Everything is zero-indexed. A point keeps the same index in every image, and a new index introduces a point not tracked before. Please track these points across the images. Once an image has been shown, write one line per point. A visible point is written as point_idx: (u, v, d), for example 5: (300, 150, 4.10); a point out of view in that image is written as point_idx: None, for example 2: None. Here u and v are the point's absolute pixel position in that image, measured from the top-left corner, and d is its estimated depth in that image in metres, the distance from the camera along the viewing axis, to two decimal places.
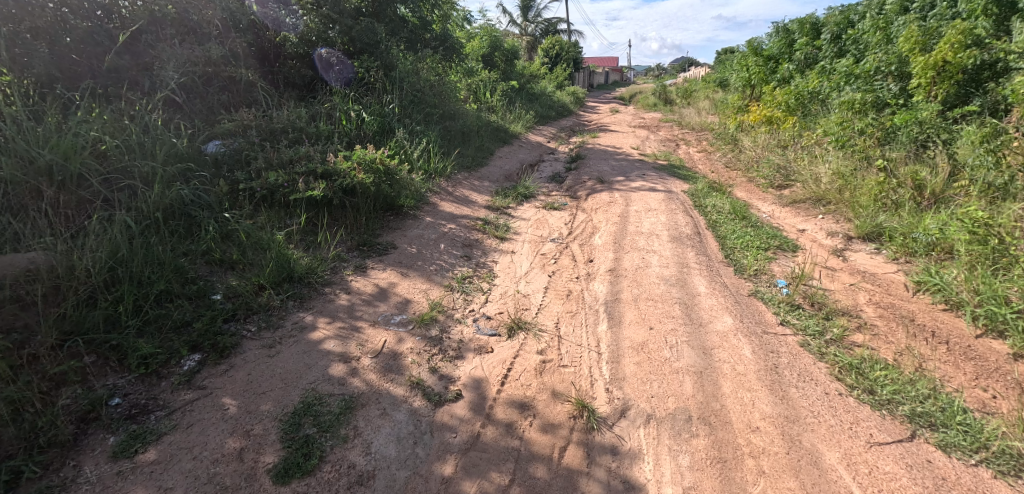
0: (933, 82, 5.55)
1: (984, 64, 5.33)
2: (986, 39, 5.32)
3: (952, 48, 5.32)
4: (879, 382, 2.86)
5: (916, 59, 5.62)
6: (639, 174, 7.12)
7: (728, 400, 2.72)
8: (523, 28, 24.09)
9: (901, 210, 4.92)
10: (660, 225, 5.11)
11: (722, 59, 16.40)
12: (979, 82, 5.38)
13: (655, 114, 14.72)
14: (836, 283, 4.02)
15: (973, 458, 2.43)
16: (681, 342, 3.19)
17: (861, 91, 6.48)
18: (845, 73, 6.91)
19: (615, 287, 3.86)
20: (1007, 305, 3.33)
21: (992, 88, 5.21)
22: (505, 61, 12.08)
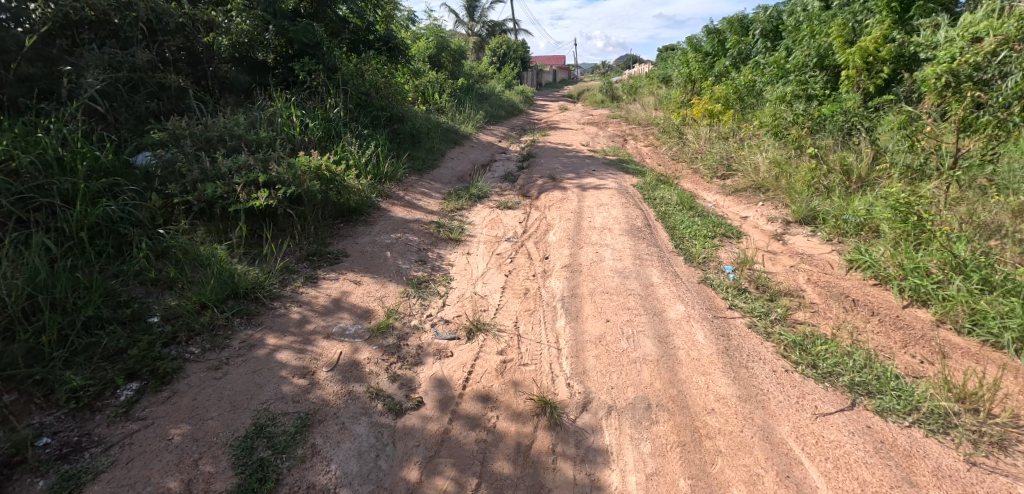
0: (858, 75, 5.98)
1: (899, 57, 5.83)
2: (901, 37, 5.80)
3: (875, 43, 5.76)
4: (821, 357, 3.02)
5: (842, 53, 6.04)
6: (590, 170, 7.24)
7: (684, 385, 2.81)
8: (470, 28, 23.85)
9: (833, 194, 5.23)
10: (613, 219, 5.22)
11: (665, 56, 16.94)
12: (896, 73, 5.88)
13: (603, 111, 15.02)
14: (778, 266, 4.23)
15: (906, 419, 2.60)
16: (638, 332, 3.27)
17: (792, 83, 6.85)
18: (778, 68, 7.34)
19: (571, 282, 3.91)
20: (928, 277, 3.58)
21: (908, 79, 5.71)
22: (453, 61, 11.97)
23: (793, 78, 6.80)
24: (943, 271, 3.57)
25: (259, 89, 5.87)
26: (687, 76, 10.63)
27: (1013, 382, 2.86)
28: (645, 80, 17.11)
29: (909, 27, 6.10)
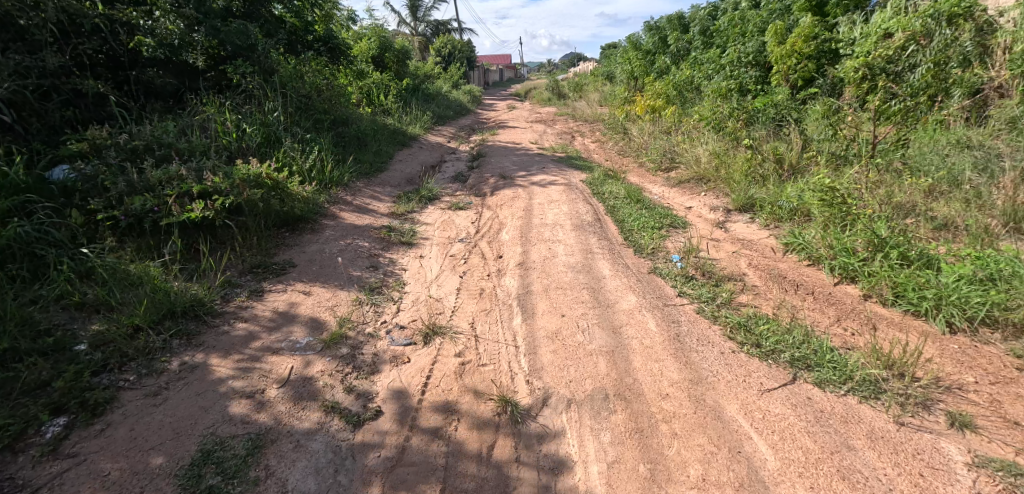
0: (786, 70, 6.33)
1: (822, 53, 6.24)
2: (823, 32, 6.23)
3: (801, 40, 6.15)
4: (764, 336, 3.19)
5: (772, 49, 6.38)
6: (540, 168, 7.31)
7: (639, 373, 2.90)
8: (414, 27, 23.50)
9: (768, 182, 5.51)
10: (563, 215, 5.30)
11: (608, 53, 17.35)
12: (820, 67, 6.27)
13: (551, 109, 15.16)
14: (721, 253, 4.43)
15: (842, 388, 2.79)
16: (592, 324, 3.34)
17: (727, 78, 7.18)
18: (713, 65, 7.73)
19: (525, 280, 3.94)
20: (855, 255, 3.84)
21: (830, 72, 6.14)
22: (398, 61, 11.77)
23: (727, 73, 7.12)
24: (867, 249, 3.83)
25: (188, 93, 5.59)
26: (630, 74, 10.91)
27: (933, 347, 3.11)
28: (591, 77, 17.40)
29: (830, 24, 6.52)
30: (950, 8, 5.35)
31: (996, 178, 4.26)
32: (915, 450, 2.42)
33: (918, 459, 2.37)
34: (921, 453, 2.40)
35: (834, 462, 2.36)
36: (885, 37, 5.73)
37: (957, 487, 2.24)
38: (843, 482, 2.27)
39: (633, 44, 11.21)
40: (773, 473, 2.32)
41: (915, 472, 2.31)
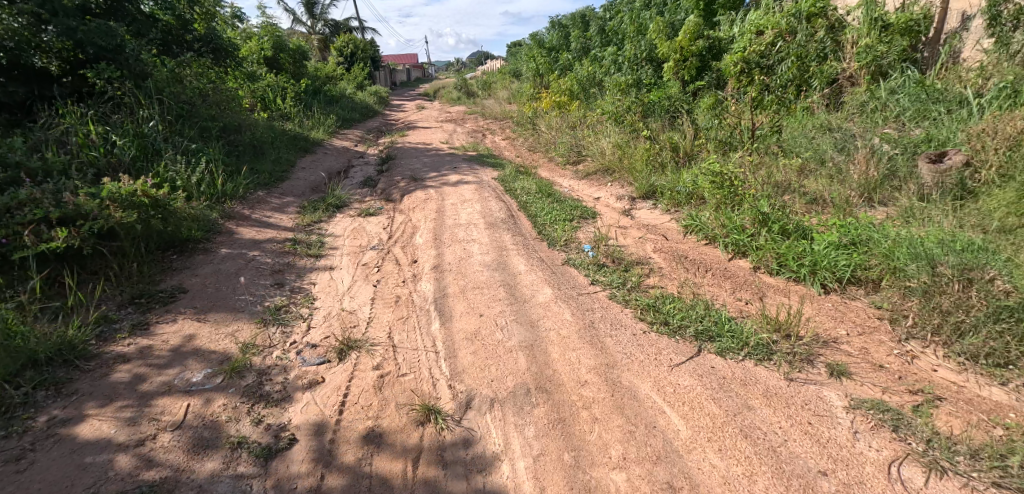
0: (678, 66, 6.79)
1: (707, 50, 6.82)
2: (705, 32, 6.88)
3: (688, 38, 6.66)
4: (670, 313, 3.39)
5: (664, 46, 6.80)
6: (451, 167, 7.25)
7: (558, 364, 2.97)
8: (312, 25, 22.34)
9: (666, 169, 5.85)
10: (476, 214, 5.30)
11: (514, 51, 17.62)
12: (706, 62, 6.85)
13: (461, 107, 15.09)
14: (629, 239, 4.66)
15: (741, 354, 3.03)
16: (510, 320, 3.38)
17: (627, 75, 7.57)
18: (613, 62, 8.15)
19: (442, 283, 3.90)
20: (744, 231, 4.19)
21: (716, 67, 6.73)
22: (295, 62, 11.16)
23: (627, 70, 7.55)
24: (754, 224, 4.18)
25: (40, 104, 4.95)
26: (535, 70, 10.93)
27: (812, 307, 3.48)
28: (499, 75, 17.56)
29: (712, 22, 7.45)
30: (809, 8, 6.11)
31: (851, 155, 4.83)
32: (803, 402, 2.68)
33: (806, 409, 2.63)
34: (808, 404, 2.67)
35: (736, 423, 2.55)
36: (757, 35, 6.42)
37: (839, 430, 2.51)
38: (746, 440, 2.46)
39: (538, 41, 11.43)
40: (685, 442, 2.47)
41: (804, 421, 2.56)
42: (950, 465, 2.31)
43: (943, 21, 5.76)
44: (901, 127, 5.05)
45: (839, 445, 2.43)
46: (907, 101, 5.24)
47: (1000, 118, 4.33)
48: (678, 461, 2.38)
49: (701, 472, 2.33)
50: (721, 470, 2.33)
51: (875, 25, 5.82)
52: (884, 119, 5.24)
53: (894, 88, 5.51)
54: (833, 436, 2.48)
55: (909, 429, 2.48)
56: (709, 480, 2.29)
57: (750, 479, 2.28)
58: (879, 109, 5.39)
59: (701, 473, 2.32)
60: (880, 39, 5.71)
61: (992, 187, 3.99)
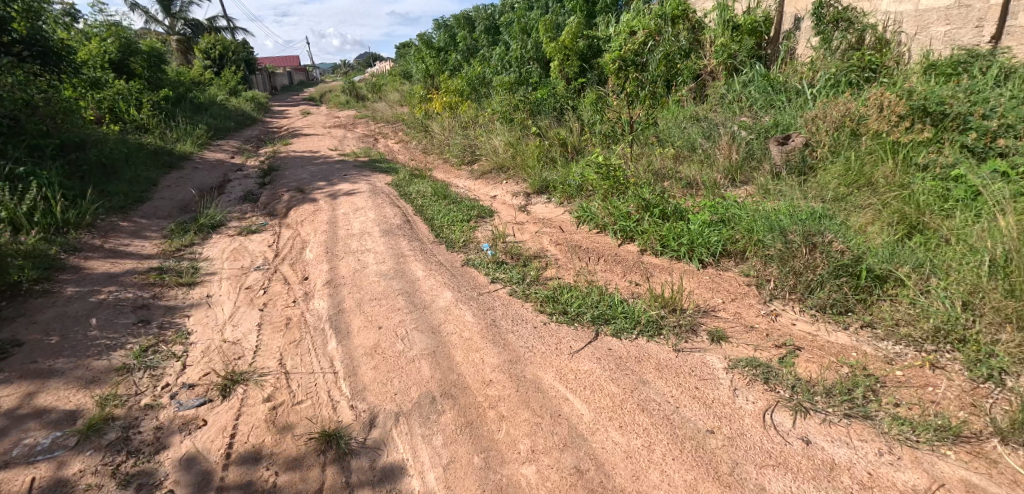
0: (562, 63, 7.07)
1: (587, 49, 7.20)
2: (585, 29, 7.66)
3: (569, 37, 6.96)
4: (568, 302, 3.50)
5: (548, 45, 7.04)
6: (341, 176, 6.93)
7: (463, 367, 2.96)
8: (170, 25, 20.20)
9: (557, 163, 6.05)
10: (370, 222, 5.12)
11: (403, 53, 17.28)
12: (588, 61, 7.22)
13: (350, 111, 14.49)
14: (525, 234, 4.77)
15: (634, 333, 3.22)
16: (410, 330, 3.30)
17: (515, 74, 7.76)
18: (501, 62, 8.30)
19: (336, 298, 3.72)
20: (630, 218, 4.45)
21: (596, 65, 7.12)
22: (151, 65, 10.02)
23: (515, 69, 7.73)
24: (639, 210, 4.46)
25: None
26: (425, 72, 10.73)
27: (692, 281, 3.78)
28: (389, 77, 17.11)
29: (592, 22, 8.29)
30: (671, 11, 6.81)
31: (716, 141, 5.31)
32: (690, 369, 2.91)
33: (692, 376, 2.85)
34: (694, 370, 2.90)
35: (633, 399, 2.70)
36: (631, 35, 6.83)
37: (721, 390, 2.75)
38: (643, 413, 2.62)
39: (425, 42, 11.27)
40: (589, 424, 2.57)
41: (691, 387, 2.77)
42: (811, 405, 2.62)
43: (781, 24, 6.62)
44: (753, 115, 5.65)
45: (722, 403, 2.66)
46: (757, 94, 5.90)
47: (828, 104, 5.00)
48: (583, 444, 2.46)
49: (604, 450, 2.43)
50: (622, 445, 2.45)
51: (727, 27, 6.55)
52: (740, 108, 5.84)
53: (746, 81, 6.21)
54: (717, 396, 2.71)
55: (777, 379, 2.78)
56: (612, 457, 2.39)
57: (649, 449, 2.43)
58: (736, 100, 6.02)
59: (605, 452, 2.42)
60: (733, 39, 6.46)
61: (826, 163, 4.59)
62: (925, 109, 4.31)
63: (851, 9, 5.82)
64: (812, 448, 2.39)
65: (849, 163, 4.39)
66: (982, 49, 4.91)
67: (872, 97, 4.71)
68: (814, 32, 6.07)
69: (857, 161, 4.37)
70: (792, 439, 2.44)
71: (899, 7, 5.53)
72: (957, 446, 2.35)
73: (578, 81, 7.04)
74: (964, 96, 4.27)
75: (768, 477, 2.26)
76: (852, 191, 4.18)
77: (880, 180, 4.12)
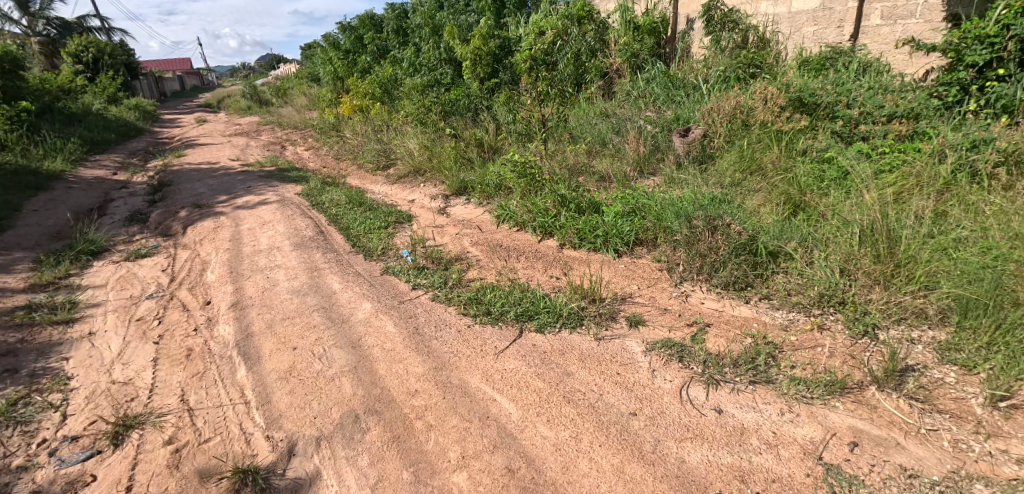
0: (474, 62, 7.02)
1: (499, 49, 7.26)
2: (496, 29, 7.73)
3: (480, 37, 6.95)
4: (492, 303, 3.51)
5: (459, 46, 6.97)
6: (245, 188, 6.50)
7: (386, 380, 2.88)
8: (29, 25, 17.89)
9: (474, 163, 6.04)
10: (279, 236, 4.84)
11: (309, 54, 16.52)
12: (500, 60, 7.27)
13: (253, 117, 13.62)
14: (446, 237, 4.72)
15: (557, 326, 3.29)
16: (329, 347, 3.16)
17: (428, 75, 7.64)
18: (413, 62, 8.05)
19: (244, 321, 3.48)
20: (548, 214, 4.54)
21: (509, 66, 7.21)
22: (6, 73, 8.83)
23: (427, 70, 7.63)
24: (556, 206, 4.55)
25: None
26: (333, 74, 10.29)
27: (609, 270, 3.92)
28: (295, 81, 16.27)
29: (502, 22, 8.40)
30: (577, 12, 7.06)
31: (625, 136, 5.54)
32: (611, 356, 3.01)
33: (614, 362, 2.96)
34: (615, 357, 3.01)
35: (559, 392, 2.76)
36: (540, 34, 7.00)
37: (640, 373, 2.87)
38: (569, 404, 2.69)
39: (331, 43, 10.83)
40: (518, 422, 2.59)
41: (613, 373, 2.88)
42: (721, 376, 2.80)
43: (677, 24, 7.13)
44: (657, 110, 5.94)
45: (643, 385, 2.78)
46: (659, 89, 6.24)
47: (720, 98, 5.38)
48: (513, 443, 2.48)
49: (534, 446, 2.46)
50: (551, 439, 2.50)
51: (629, 27, 7.07)
52: (645, 104, 6.12)
53: (650, 78, 6.56)
54: (637, 379, 2.83)
55: (690, 356, 2.95)
56: (542, 452, 2.43)
57: (577, 439, 2.49)
58: (641, 95, 6.33)
59: (535, 448, 2.45)
60: (634, 38, 6.98)
61: (723, 151, 4.93)
62: (801, 101, 4.80)
63: (736, 11, 6.39)
64: (723, 417, 2.56)
65: (742, 150, 4.74)
66: (843, 47, 5.56)
67: (757, 90, 5.13)
68: (705, 33, 6.60)
69: (748, 149, 4.73)
70: (706, 411, 2.60)
71: (776, 10, 6.16)
72: (844, 398, 2.61)
73: (491, 81, 7.06)
74: (832, 89, 4.84)
75: (687, 450, 2.39)
76: (746, 177, 4.52)
77: (768, 165, 4.50)
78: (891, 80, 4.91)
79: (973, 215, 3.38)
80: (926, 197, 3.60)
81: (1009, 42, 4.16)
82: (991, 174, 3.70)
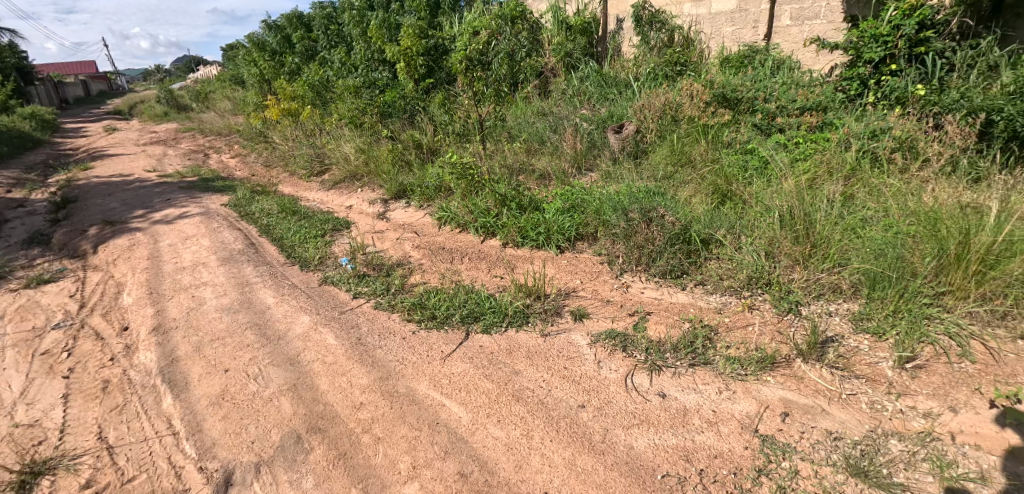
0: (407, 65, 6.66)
1: (433, 48, 7.18)
2: (429, 29, 7.64)
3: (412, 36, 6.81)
4: (436, 306, 3.45)
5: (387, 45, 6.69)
6: (163, 201, 6.07)
7: (329, 395, 2.77)
8: None
9: (412, 166, 5.94)
10: (205, 251, 4.56)
11: (231, 56, 15.67)
12: (434, 59, 7.19)
13: (171, 124, 12.75)
14: (387, 242, 4.61)
15: (503, 325, 3.29)
16: (264, 366, 3.00)
17: (361, 77, 7.40)
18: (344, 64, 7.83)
19: (168, 345, 3.25)
20: (489, 213, 4.54)
21: (445, 66, 7.17)
22: None
23: (359, 71, 7.41)
24: (497, 205, 4.56)
25: None
26: (259, 76, 9.67)
27: (552, 266, 3.97)
28: (217, 85, 15.36)
29: (436, 22, 8.33)
30: (510, 12, 7.10)
31: (562, 134, 5.62)
32: (557, 351, 3.05)
33: (560, 357, 3.00)
34: (561, 351, 3.05)
35: (508, 391, 2.77)
36: (474, 35, 6.97)
37: (586, 365, 2.93)
38: (518, 403, 2.70)
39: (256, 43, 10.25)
40: (468, 426, 2.57)
41: (560, 368, 2.91)
42: (663, 362, 2.90)
43: (607, 24, 7.36)
44: (592, 108, 6.07)
45: (589, 377, 2.84)
46: (594, 87, 6.38)
47: (650, 95, 5.57)
48: (465, 447, 2.46)
49: (486, 448, 2.45)
50: (503, 439, 2.50)
51: (562, 27, 7.24)
52: (581, 102, 6.24)
53: (584, 77, 6.71)
54: (584, 372, 2.88)
55: (633, 344, 3.04)
56: (494, 453, 2.42)
57: (528, 436, 2.50)
58: (576, 93, 6.45)
59: (486, 449, 2.44)
60: (567, 38, 7.16)
61: (655, 146, 5.10)
62: (724, 96, 5.07)
63: (662, 12, 6.65)
64: (667, 400, 2.65)
65: (673, 144, 4.93)
66: (758, 45, 5.93)
67: (684, 87, 5.35)
68: (635, 32, 6.85)
69: (678, 142, 4.92)
70: (650, 396, 2.68)
71: (697, 10, 6.44)
72: (775, 373, 2.77)
73: (426, 82, 6.95)
74: (751, 85, 5.14)
75: (634, 436, 2.46)
76: (677, 169, 4.69)
77: (697, 158, 4.70)
78: (802, 76, 5.27)
79: (876, 196, 3.68)
80: (837, 182, 3.88)
81: (898, 41, 4.65)
82: (889, 158, 4.05)
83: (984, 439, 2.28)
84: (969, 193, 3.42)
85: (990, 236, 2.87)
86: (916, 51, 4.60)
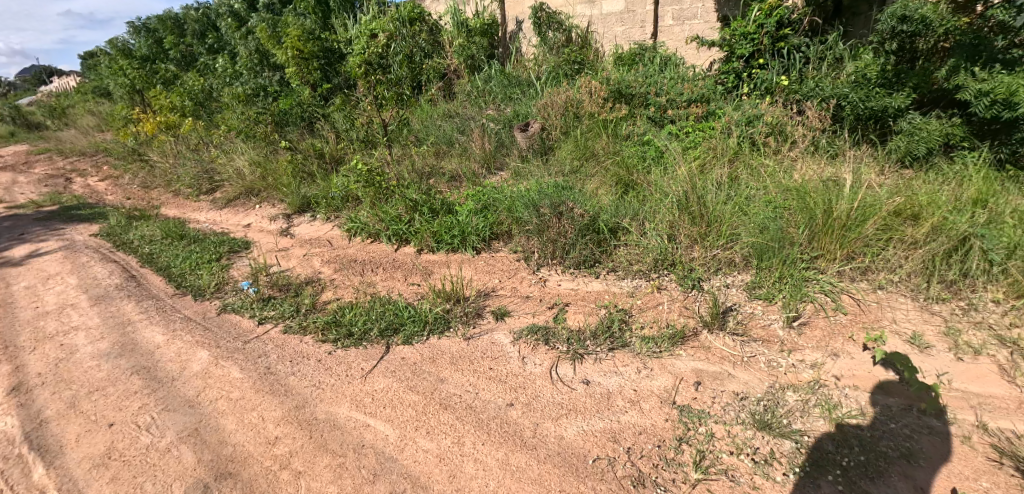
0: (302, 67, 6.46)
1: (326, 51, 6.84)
2: (321, 32, 7.27)
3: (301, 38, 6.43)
4: (352, 322, 3.30)
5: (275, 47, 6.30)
6: (16, 236, 5.27)
7: (238, 435, 2.55)
8: None
9: (315, 177, 5.62)
10: (74, 291, 4.02)
11: (92, 66, 13.95)
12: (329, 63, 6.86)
13: (21, 145, 11.11)
14: (292, 260, 4.33)
15: (424, 334, 3.21)
16: (158, 413, 2.70)
17: (249, 85, 6.88)
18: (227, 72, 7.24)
19: (34, 406, 2.82)
20: (401, 220, 4.41)
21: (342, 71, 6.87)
22: None
23: (246, 79, 6.89)
24: (408, 211, 4.44)
25: None
26: (128, 86, 8.54)
27: (470, 268, 3.93)
28: (76, 98, 13.59)
29: (329, 26, 7.96)
30: (407, 14, 6.95)
31: (469, 135, 5.60)
32: (481, 353, 3.03)
33: (485, 358, 2.98)
34: (485, 353, 3.02)
35: (435, 400, 2.70)
36: (370, 37, 6.73)
37: (511, 363, 2.93)
38: (446, 411, 2.64)
39: (120, 49, 9.10)
40: (396, 443, 2.48)
41: (485, 370, 2.89)
42: (584, 350, 2.97)
43: (506, 25, 7.45)
44: (497, 108, 6.09)
45: (515, 375, 2.84)
46: (497, 87, 6.42)
47: (552, 93, 5.70)
48: (394, 466, 2.36)
49: (417, 463, 2.37)
50: (434, 450, 2.43)
51: (461, 28, 7.19)
52: (485, 102, 6.25)
53: (487, 78, 6.73)
54: (509, 370, 2.88)
55: (555, 337, 3.08)
56: (426, 467, 2.35)
57: (459, 444, 2.45)
58: (481, 94, 6.44)
59: (417, 465, 2.36)
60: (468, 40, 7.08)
61: (561, 142, 5.20)
62: (619, 92, 5.31)
63: (558, 13, 6.83)
64: (591, 387, 2.72)
65: (577, 139, 5.07)
66: (647, 42, 6.29)
67: (583, 84, 5.53)
68: (534, 33, 6.98)
69: (582, 137, 5.08)
70: (575, 385, 2.74)
71: (590, 11, 6.71)
72: (686, 347, 2.93)
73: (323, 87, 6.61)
74: (643, 79, 5.42)
75: (564, 426, 2.50)
76: (583, 163, 4.83)
77: (600, 151, 4.86)
78: (687, 70, 5.65)
79: (758, 176, 4.02)
80: (724, 165, 4.19)
81: (762, 38, 5.16)
82: (765, 142, 4.45)
83: (860, 380, 2.59)
84: (830, 168, 3.84)
85: (847, 204, 3.23)
86: (777, 46, 5.13)
